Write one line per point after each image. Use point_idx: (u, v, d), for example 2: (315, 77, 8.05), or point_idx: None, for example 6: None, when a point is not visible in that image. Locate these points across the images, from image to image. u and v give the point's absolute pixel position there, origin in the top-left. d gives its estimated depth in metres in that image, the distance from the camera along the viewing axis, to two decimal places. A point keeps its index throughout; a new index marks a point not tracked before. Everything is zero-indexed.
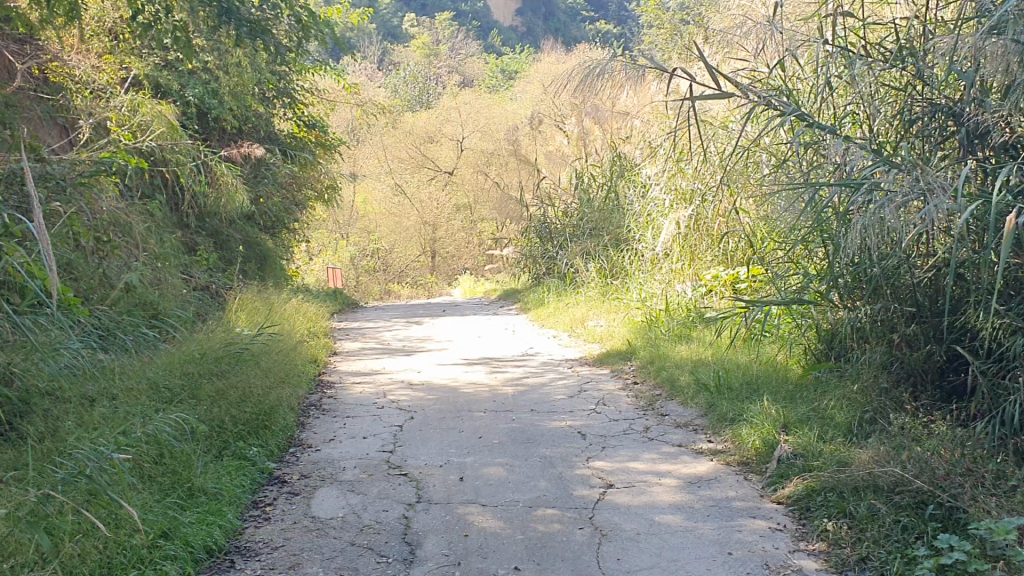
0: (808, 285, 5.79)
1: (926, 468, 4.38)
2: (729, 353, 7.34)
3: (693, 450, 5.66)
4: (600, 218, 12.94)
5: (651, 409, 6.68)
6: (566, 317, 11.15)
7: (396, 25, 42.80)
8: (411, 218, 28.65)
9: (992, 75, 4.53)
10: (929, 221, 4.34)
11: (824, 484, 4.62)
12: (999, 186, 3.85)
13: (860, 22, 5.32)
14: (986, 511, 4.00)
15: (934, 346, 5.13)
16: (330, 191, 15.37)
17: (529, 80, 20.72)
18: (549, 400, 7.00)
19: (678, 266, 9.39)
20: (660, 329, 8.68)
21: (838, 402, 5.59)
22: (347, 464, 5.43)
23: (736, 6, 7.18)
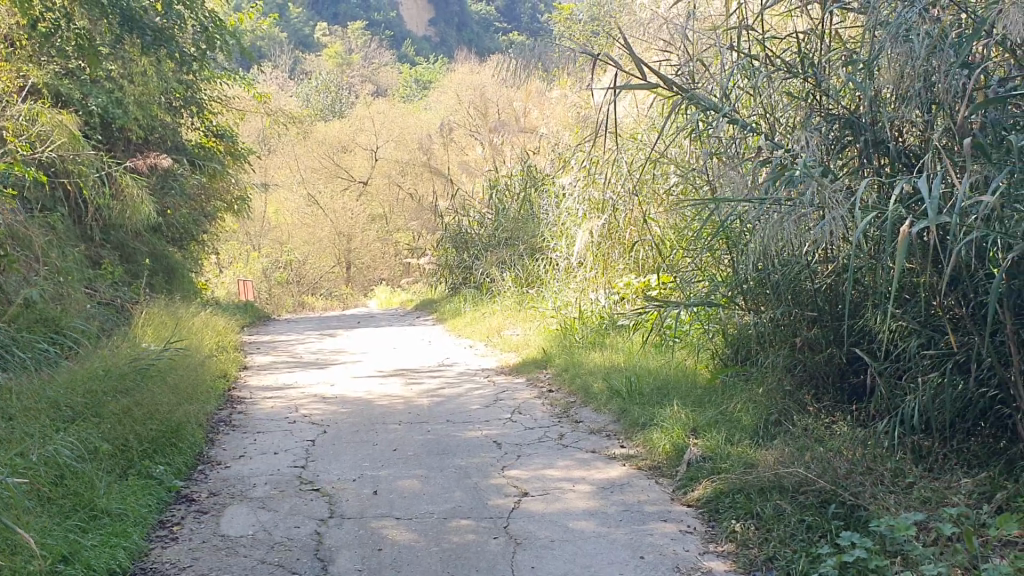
0: (715, 291, 5.91)
1: (829, 468, 4.51)
2: (641, 359, 7.45)
3: (606, 455, 5.72)
4: (516, 227, 13.00)
5: (566, 416, 6.73)
6: (482, 326, 11.15)
7: (308, 34, 42.25)
8: (326, 228, 27.98)
9: (885, 86, 4.70)
10: (830, 227, 4.46)
11: (732, 487, 4.72)
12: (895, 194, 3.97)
13: (761, 35, 5.46)
14: (885, 508, 4.14)
15: (834, 349, 5.30)
16: (240, 202, 15.10)
17: (444, 90, 20.73)
18: (465, 410, 6.99)
19: (592, 275, 9.42)
20: (574, 337, 8.77)
21: (745, 405, 5.73)
22: (258, 480, 5.33)
23: (645, 17, 7.30)
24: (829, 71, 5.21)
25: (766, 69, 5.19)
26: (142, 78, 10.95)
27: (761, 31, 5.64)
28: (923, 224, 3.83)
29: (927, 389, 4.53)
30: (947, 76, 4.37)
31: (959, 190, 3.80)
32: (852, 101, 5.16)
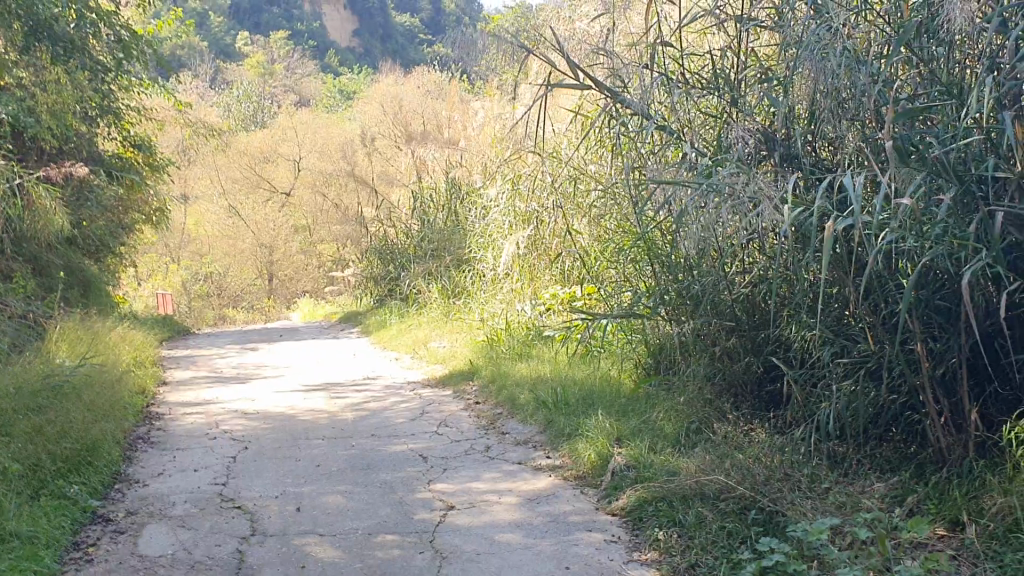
0: (637, 302, 5.97)
1: (748, 474, 4.60)
2: (567, 369, 7.50)
3: (532, 467, 5.74)
4: (442, 238, 12.95)
5: (492, 428, 6.73)
6: (408, 339, 11.09)
7: (229, 43, 41.52)
8: (247, 240, 27.54)
9: (799, 103, 4.82)
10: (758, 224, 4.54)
11: (656, 495, 4.77)
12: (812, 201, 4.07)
13: (680, 52, 5.55)
14: (803, 514, 4.25)
15: (752, 358, 5.45)
16: (159, 213, 14.73)
17: (369, 101, 20.61)
18: (391, 424, 6.93)
19: (519, 286, 9.48)
20: (500, 348, 8.78)
21: (666, 414, 5.82)
22: (177, 498, 5.21)
23: (570, 30, 7.34)
24: (746, 88, 5.32)
25: (684, 83, 5.28)
26: (55, 87, 10.30)
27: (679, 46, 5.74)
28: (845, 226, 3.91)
29: (841, 396, 4.66)
30: (858, 93, 4.49)
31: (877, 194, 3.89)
32: (767, 117, 5.27)
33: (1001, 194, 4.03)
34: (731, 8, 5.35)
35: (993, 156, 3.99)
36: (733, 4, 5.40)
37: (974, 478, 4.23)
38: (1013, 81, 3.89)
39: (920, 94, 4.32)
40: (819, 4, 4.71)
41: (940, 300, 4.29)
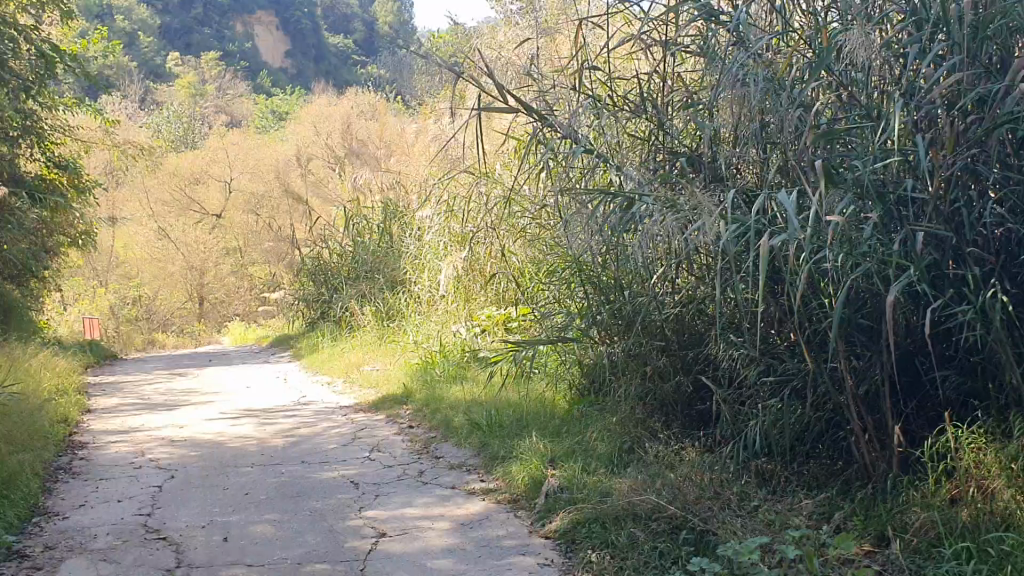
0: (570, 323, 5.97)
1: (679, 494, 4.64)
2: (500, 392, 7.47)
3: (465, 490, 5.69)
4: (376, 260, 12.83)
5: (426, 452, 6.65)
6: (341, 362, 10.94)
7: (160, 63, 40.61)
8: (176, 262, 26.55)
9: (724, 127, 4.88)
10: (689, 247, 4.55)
11: (589, 516, 4.76)
12: (739, 220, 4.10)
13: (607, 75, 5.57)
14: (733, 533, 4.28)
15: (682, 376, 5.50)
16: (85, 236, 14.36)
17: (302, 121, 20.43)
18: (321, 450, 6.82)
19: (453, 308, 9.52)
20: (434, 371, 8.70)
21: (600, 434, 5.85)
22: (99, 531, 5.04)
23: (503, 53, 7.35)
24: (672, 112, 5.38)
25: (612, 107, 5.32)
26: None
27: (607, 71, 5.78)
28: (779, 239, 3.91)
29: (768, 415, 4.72)
30: (780, 117, 4.56)
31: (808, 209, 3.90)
32: (693, 141, 5.33)
33: (919, 213, 4.12)
34: (657, 34, 5.40)
35: (910, 177, 4.08)
36: (658, 30, 5.45)
37: (898, 494, 4.31)
38: (929, 105, 3.99)
39: (841, 118, 4.40)
40: (742, 31, 4.79)
41: (862, 319, 4.37)
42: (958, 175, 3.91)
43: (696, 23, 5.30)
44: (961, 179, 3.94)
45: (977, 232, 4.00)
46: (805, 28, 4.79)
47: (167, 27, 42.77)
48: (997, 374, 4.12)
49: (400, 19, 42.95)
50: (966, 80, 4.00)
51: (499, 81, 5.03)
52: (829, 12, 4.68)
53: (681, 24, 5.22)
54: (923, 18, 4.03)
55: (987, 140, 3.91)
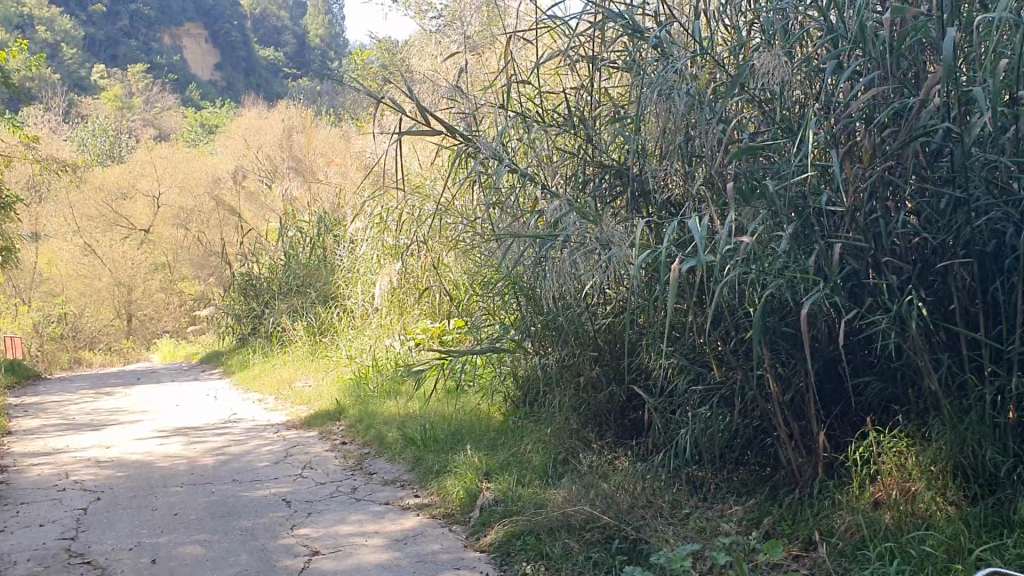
0: (504, 335, 6.00)
1: (612, 504, 4.68)
2: (434, 406, 7.45)
3: (399, 506, 5.65)
4: (308, 274, 12.68)
5: (359, 468, 6.59)
6: (273, 378, 10.77)
7: (84, 75, 39.66)
8: (103, 279, 25.91)
9: (650, 141, 4.96)
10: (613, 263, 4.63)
11: (524, 529, 4.76)
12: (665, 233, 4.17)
13: (536, 89, 5.63)
14: (665, 541, 4.34)
15: (615, 387, 5.58)
16: (5, 253, 13.94)
17: (232, 134, 20.19)
18: (252, 468, 6.72)
19: (388, 321, 9.48)
20: (367, 386, 8.62)
21: (534, 446, 5.88)
22: (20, 557, 4.89)
23: (434, 67, 7.38)
24: (600, 126, 5.45)
25: (541, 121, 5.38)
26: None
27: (536, 86, 5.84)
28: (692, 261, 4.03)
29: (697, 423, 4.81)
30: (704, 132, 4.66)
31: (722, 230, 4.02)
32: (621, 154, 5.41)
33: (839, 225, 4.23)
34: (584, 49, 5.48)
35: (829, 190, 4.18)
36: (586, 46, 5.53)
37: (824, 499, 4.41)
38: (847, 120, 4.11)
39: (762, 132, 4.51)
40: (665, 47, 4.87)
41: (786, 328, 4.47)
42: (874, 188, 4.03)
43: (622, 38, 5.39)
44: (878, 190, 4.06)
45: (894, 241, 4.11)
46: (727, 44, 4.90)
47: (92, 38, 41.79)
48: (915, 379, 4.23)
49: (332, 30, 42.53)
50: (881, 94, 4.13)
51: (423, 106, 5.03)
52: (749, 29, 4.78)
53: (607, 40, 5.31)
54: (839, 34, 4.14)
55: (902, 153, 4.02)
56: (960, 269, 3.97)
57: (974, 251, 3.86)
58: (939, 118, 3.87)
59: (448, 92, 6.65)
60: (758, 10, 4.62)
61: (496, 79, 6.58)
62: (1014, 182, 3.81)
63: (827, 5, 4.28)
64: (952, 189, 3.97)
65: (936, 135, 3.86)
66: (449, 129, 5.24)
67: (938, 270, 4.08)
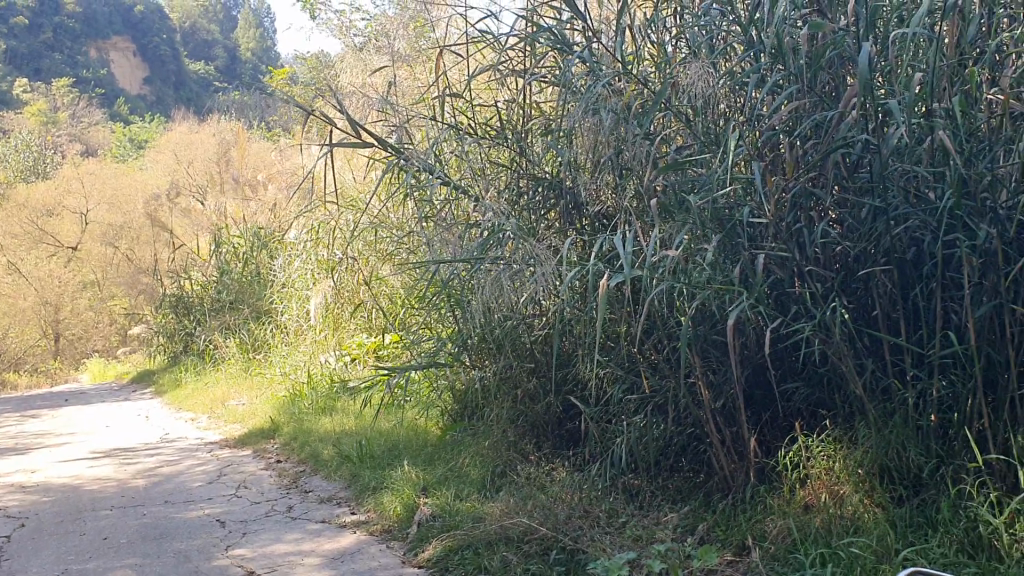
0: (441, 349, 5.98)
1: (549, 515, 4.70)
2: (371, 422, 7.39)
3: (336, 524, 5.58)
4: (241, 290, 12.48)
5: (294, 487, 6.50)
6: (205, 397, 10.55)
7: (5, 89, 38.46)
8: (29, 297, 23.48)
9: (581, 153, 5.02)
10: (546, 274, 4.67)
11: (462, 543, 4.73)
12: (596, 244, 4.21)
13: (467, 102, 5.66)
14: (602, 550, 4.37)
15: (552, 398, 5.63)
16: None
17: (161, 149, 19.79)
18: (185, 489, 6.58)
19: (322, 337, 9.39)
20: (302, 403, 8.51)
21: (471, 459, 5.86)
22: None
23: (365, 80, 7.36)
24: (531, 139, 5.50)
25: (473, 134, 5.41)
26: None
27: (466, 99, 5.86)
28: (619, 276, 4.10)
29: (632, 431, 4.87)
30: (633, 144, 4.73)
31: (648, 244, 4.10)
32: (553, 166, 5.45)
33: (764, 234, 4.32)
34: (514, 63, 5.53)
35: (754, 201, 4.28)
36: (516, 60, 5.57)
37: (757, 503, 4.49)
38: (770, 131, 4.21)
39: (689, 145, 4.60)
40: (593, 61, 4.94)
41: (716, 336, 4.56)
42: (797, 199, 4.13)
43: (552, 52, 5.45)
44: (801, 200, 4.16)
45: (818, 249, 4.21)
46: (654, 59, 4.99)
47: (14, 50, 40.54)
48: (841, 384, 4.33)
49: (265, 44, 42.04)
50: (802, 107, 4.25)
51: (353, 118, 5.03)
52: (674, 43, 4.87)
53: (536, 54, 5.36)
54: (761, 49, 4.24)
55: (823, 164, 4.13)
56: (881, 276, 4.08)
57: (894, 258, 3.98)
58: (857, 130, 3.99)
59: (377, 104, 6.63)
60: (683, 25, 4.72)
61: (427, 94, 6.58)
62: (930, 191, 3.94)
63: (749, 21, 4.39)
64: (872, 198, 4.08)
65: (855, 146, 3.98)
66: (380, 141, 5.24)
67: (861, 277, 4.19)
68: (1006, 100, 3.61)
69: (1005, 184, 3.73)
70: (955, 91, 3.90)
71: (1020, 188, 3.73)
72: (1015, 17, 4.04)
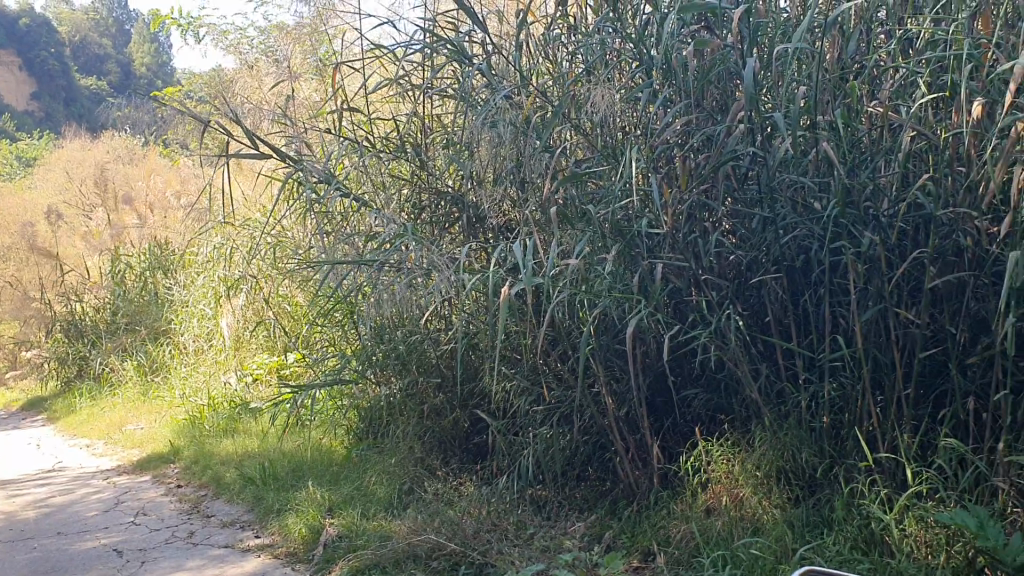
0: (345, 366, 5.90)
1: (457, 530, 4.68)
2: (275, 443, 7.25)
3: (240, 548, 5.45)
4: (138, 312, 12.10)
5: (196, 512, 6.33)
6: (101, 423, 10.17)
7: None
8: None
9: (481, 166, 5.05)
10: (448, 287, 4.66)
11: (367, 562, 4.63)
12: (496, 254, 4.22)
13: (367, 117, 5.64)
14: (510, 563, 4.38)
15: (459, 412, 5.63)
16: None
17: (49, 168, 19.07)
18: (79, 519, 6.33)
19: (224, 357, 9.19)
20: (202, 425, 8.29)
21: (377, 477, 5.79)
22: None
23: (262, 96, 7.27)
24: (431, 152, 5.53)
25: (372, 148, 5.39)
26: None
27: (366, 114, 5.83)
28: (519, 286, 4.12)
29: (538, 443, 4.90)
30: (532, 157, 4.77)
31: (548, 255, 4.13)
32: (455, 180, 5.46)
33: (661, 245, 4.42)
34: (413, 77, 5.54)
35: (651, 212, 4.37)
36: (415, 74, 5.58)
37: (661, 509, 4.58)
38: (664, 145, 4.31)
39: (587, 158, 4.67)
40: (491, 75, 4.97)
41: (617, 345, 4.63)
42: (691, 210, 4.24)
43: (451, 66, 5.48)
44: (695, 211, 4.27)
45: (713, 259, 4.33)
46: (551, 74, 5.06)
47: None
48: (738, 389, 4.45)
49: (161, 59, 41.02)
50: (694, 121, 4.36)
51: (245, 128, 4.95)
52: (571, 60, 4.96)
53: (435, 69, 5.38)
54: (652, 64, 4.33)
55: (715, 175, 4.24)
56: (773, 284, 4.22)
57: (784, 265, 4.11)
58: (746, 142, 4.12)
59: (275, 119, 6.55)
60: (578, 41, 4.81)
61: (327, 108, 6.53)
62: (816, 201, 4.08)
63: (641, 38, 4.49)
64: (762, 208, 4.21)
65: (744, 158, 4.10)
66: (275, 153, 5.17)
67: (754, 285, 4.32)
68: (884, 112, 3.76)
69: (886, 193, 3.90)
70: (836, 104, 4.07)
71: (900, 197, 3.89)
72: (890, 33, 4.23)
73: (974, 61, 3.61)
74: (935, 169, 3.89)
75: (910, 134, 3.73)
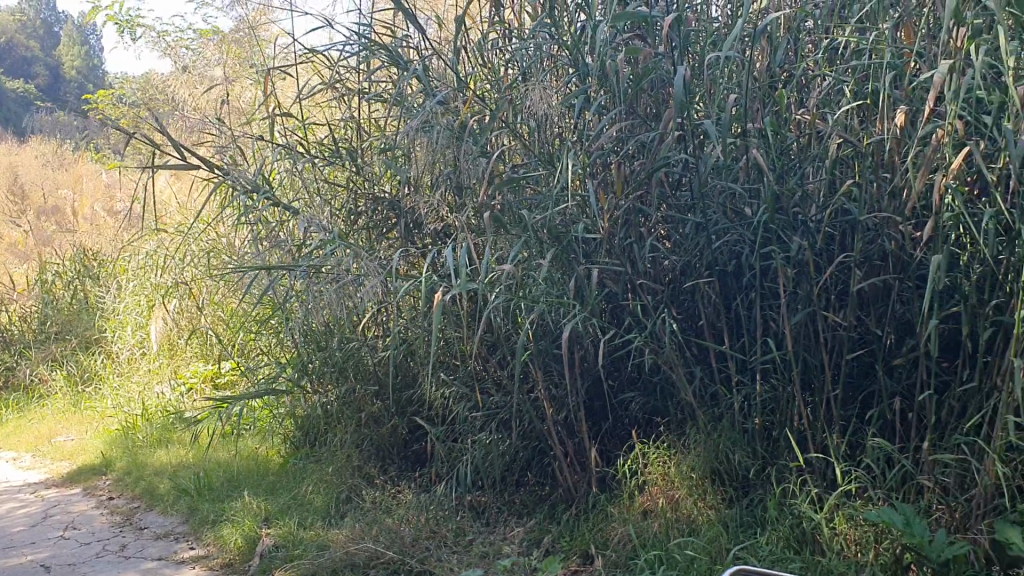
0: (280, 375, 5.83)
1: (395, 538, 4.67)
2: (209, 452, 7.14)
3: (174, 560, 5.35)
4: (68, 320, 11.81)
5: (128, 524, 6.20)
6: (28, 434, 9.90)
7: None
8: None
9: (417, 171, 5.04)
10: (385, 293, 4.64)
11: (305, 572, 4.60)
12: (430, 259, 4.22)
13: (301, 122, 5.59)
14: (448, 569, 4.38)
15: (397, 419, 5.60)
16: None
17: None
18: (6, 534, 6.15)
19: (156, 366, 9.01)
20: (135, 436, 8.13)
21: (314, 486, 5.74)
22: None
23: (195, 101, 7.17)
24: (368, 157, 5.46)
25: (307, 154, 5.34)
26: None
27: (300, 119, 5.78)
28: (455, 291, 4.12)
29: (477, 449, 4.91)
30: (469, 163, 4.78)
31: (483, 261, 4.14)
32: (393, 185, 5.42)
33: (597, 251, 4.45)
34: (348, 82, 5.51)
35: (587, 218, 4.41)
36: (350, 78, 5.55)
37: (598, 512, 4.62)
38: (597, 151, 4.35)
39: (523, 164, 4.69)
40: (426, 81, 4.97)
41: (555, 350, 4.66)
42: (626, 216, 4.29)
43: (385, 72, 5.46)
44: (630, 216, 4.32)
45: (647, 264, 4.38)
46: (486, 80, 5.07)
47: None
48: (673, 393, 4.51)
49: (92, 62, 40.14)
50: (628, 127, 4.41)
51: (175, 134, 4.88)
52: (505, 65, 4.98)
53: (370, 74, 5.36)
54: (586, 71, 4.38)
55: (649, 182, 4.30)
56: (706, 288, 4.28)
57: (716, 270, 4.18)
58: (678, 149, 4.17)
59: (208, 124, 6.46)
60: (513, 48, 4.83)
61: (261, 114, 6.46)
62: (747, 207, 4.16)
63: (575, 45, 4.53)
64: (695, 214, 4.27)
65: (677, 165, 4.16)
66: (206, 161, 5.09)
67: (688, 289, 4.38)
68: (811, 121, 3.85)
69: (814, 199, 3.99)
70: (765, 112, 4.15)
71: (827, 203, 3.99)
72: (816, 43, 4.34)
73: (895, 70, 3.71)
74: (860, 175, 3.99)
75: (836, 141, 3.83)
